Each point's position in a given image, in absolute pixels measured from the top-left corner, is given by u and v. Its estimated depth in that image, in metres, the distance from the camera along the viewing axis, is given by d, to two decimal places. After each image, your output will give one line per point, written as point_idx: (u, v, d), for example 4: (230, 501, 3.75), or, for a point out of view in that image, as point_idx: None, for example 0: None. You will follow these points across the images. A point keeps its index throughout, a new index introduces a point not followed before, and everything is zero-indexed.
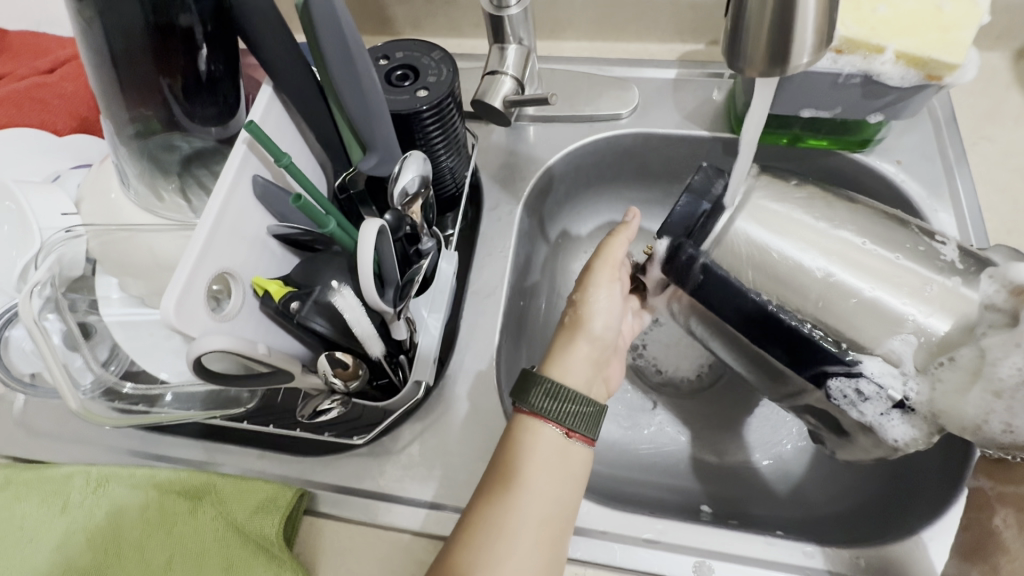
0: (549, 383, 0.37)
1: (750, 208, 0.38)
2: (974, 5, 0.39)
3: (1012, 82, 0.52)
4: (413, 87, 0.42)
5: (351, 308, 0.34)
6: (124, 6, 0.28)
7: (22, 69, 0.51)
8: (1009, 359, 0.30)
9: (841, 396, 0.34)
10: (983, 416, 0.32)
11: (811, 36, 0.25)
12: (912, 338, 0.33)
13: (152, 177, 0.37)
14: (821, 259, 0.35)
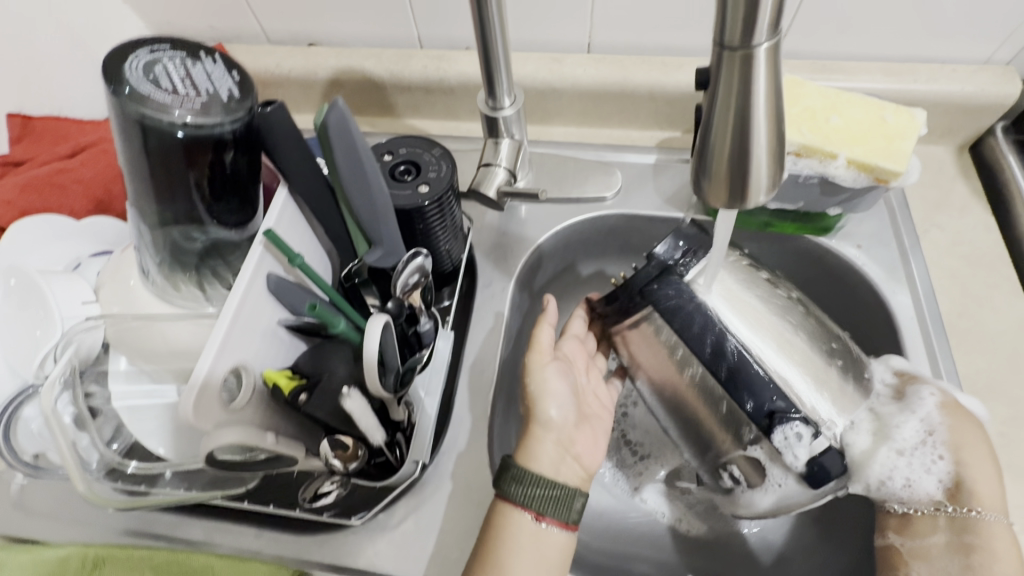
0: (514, 468, 0.39)
1: (720, 281, 0.46)
2: (913, 118, 0.44)
3: (956, 173, 0.57)
4: (414, 182, 0.45)
5: (358, 408, 0.36)
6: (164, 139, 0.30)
7: (42, 155, 0.54)
8: (910, 425, 0.41)
9: (784, 442, 0.39)
10: (889, 474, 0.40)
11: (765, 178, 0.28)
12: (829, 402, 0.41)
13: (171, 269, 0.39)
14: (774, 332, 0.43)
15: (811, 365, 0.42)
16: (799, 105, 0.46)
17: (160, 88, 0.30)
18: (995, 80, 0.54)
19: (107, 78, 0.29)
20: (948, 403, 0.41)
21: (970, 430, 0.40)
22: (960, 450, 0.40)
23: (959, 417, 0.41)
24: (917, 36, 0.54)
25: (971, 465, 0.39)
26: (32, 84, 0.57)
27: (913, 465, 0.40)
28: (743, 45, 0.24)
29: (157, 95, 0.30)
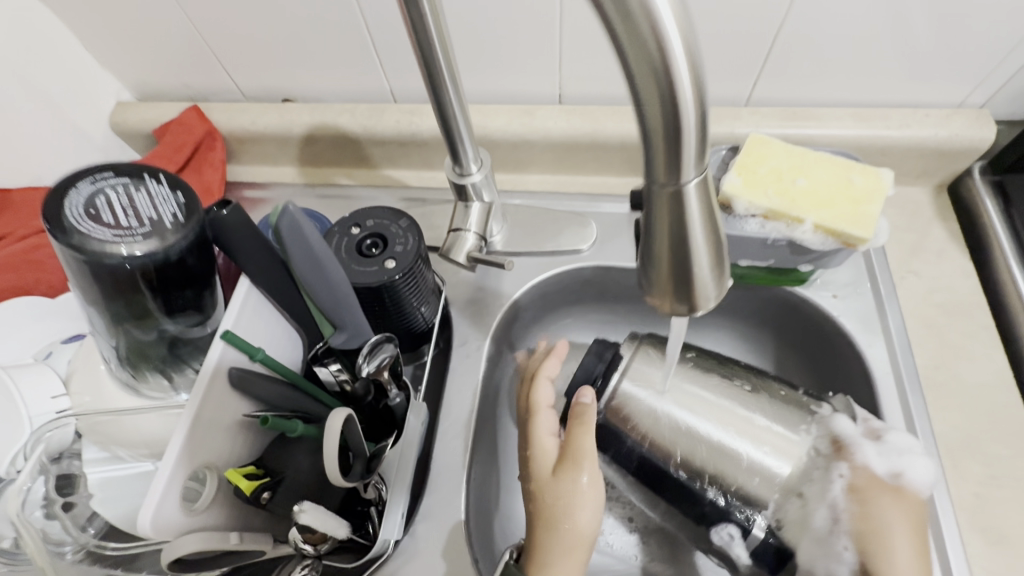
0: None
1: (634, 372, 0.46)
2: (880, 180, 0.44)
3: (935, 216, 0.57)
4: (381, 258, 0.46)
5: (316, 518, 0.35)
6: (111, 268, 0.29)
7: (19, 228, 0.55)
8: (819, 511, 0.40)
9: (721, 542, 0.43)
10: (814, 563, 0.40)
11: (712, 287, 0.28)
12: (756, 480, 0.41)
13: (133, 361, 0.39)
14: (694, 419, 0.44)
15: (733, 445, 0.42)
16: (766, 166, 0.46)
17: (102, 225, 0.29)
18: (969, 123, 0.53)
19: (46, 224, 0.28)
20: (855, 488, 0.40)
21: (878, 515, 0.39)
22: (868, 540, 0.39)
23: (869, 496, 0.40)
24: (888, 82, 0.54)
25: (880, 553, 0.38)
26: (10, 155, 0.58)
27: (821, 553, 0.40)
28: (672, 184, 0.24)
29: (99, 233, 0.29)
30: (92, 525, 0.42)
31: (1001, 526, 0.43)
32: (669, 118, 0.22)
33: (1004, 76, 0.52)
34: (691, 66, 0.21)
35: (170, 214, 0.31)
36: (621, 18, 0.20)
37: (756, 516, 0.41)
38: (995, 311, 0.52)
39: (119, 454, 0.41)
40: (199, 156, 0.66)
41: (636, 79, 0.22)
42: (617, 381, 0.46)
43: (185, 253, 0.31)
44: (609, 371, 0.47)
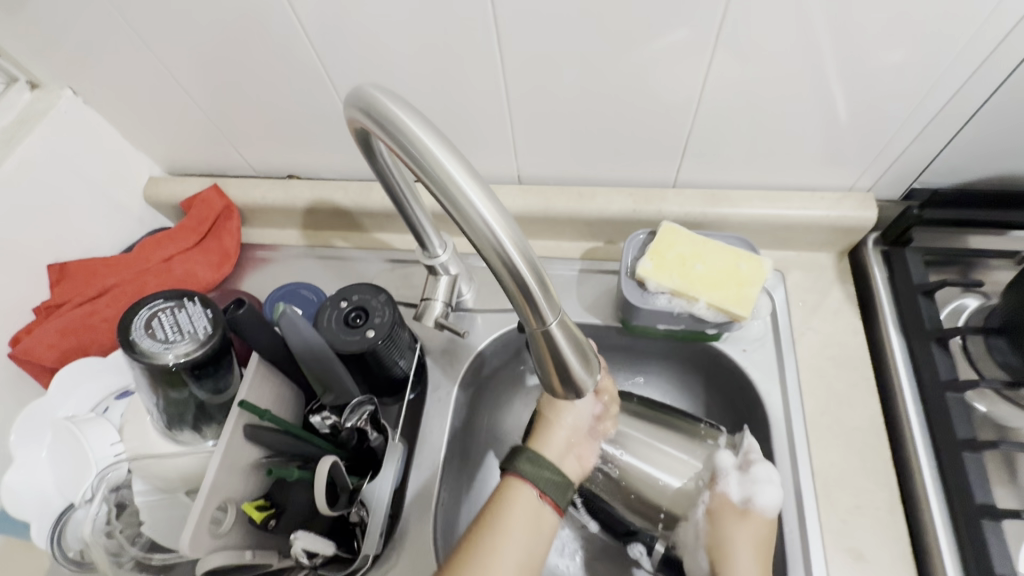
0: (529, 452, 0.54)
1: None
2: (761, 266, 0.55)
3: (834, 279, 0.67)
4: (362, 328, 0.57)
5: (310, 544, 0.48)
6: (165, 371, 0.41)
7: (74, 296, 0.68)
8: (693, 525, 0.55)
9: (636, 555, 0.59)
10: (694, 566, 0.54)
11: (586, 374, 0.39)
12: (658, 498, 0.56)
13: (171, 419, 0.50)
14: (619, 451, 0.58)
15: (642, 472, 0.57)
16: (674, 252, 0.57)
17: (157, 339, 0.41)
18: (855, 206, 0.64)
19: (123, 347, 0.40)
20: (713, 510, 0.54)
21: (731, 529, 0.52)
22: (717, 551, 0.52)
23: (730, 518, 0.53)
24: (788, 170, 0.64)
25: (726, 561, 0.51)
26: (68, 234, 0.71)
27: (691, 560, 0.54)
28: (541, 327, 0.35)
29: (156, 347, 0.41)
30: (138, 539, 0.53)
31: (860, 546, 0.53)
32: (521, 290, 0.33)
33: (882, 167, 0.62)
34: (527, 259, 0.33)
35: (203, 326, 0.43)
36: (476, 234, 0.32)
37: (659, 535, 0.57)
38: (876, 363, 0.62)
39: (162, 485, 0.53)
40: (219, 226, 0.78)
41: (495, 266, 0.33)
42: None
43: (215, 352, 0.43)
44: None
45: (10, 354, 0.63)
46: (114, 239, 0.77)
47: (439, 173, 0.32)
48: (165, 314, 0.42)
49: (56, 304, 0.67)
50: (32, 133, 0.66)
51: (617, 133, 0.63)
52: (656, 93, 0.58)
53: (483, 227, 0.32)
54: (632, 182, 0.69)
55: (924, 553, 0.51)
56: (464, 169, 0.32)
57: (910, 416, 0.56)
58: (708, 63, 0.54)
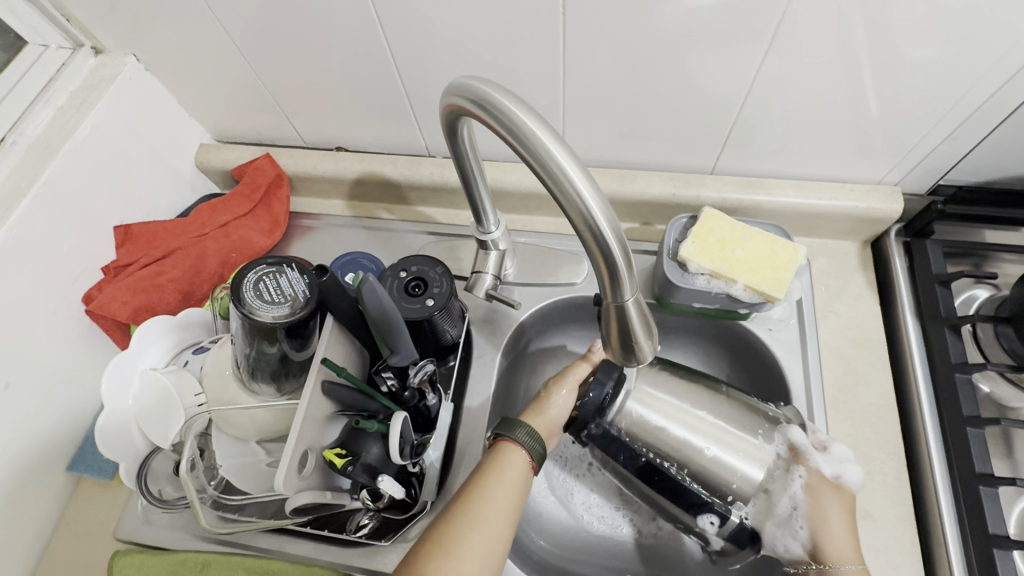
0: (529, 427, 0.53)
1: (639, 392, 0.57)
2: (796, 252, 0.59)
3: (856, 266, 0.72)
4: (422, 297, 0.61)
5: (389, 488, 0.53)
6: (269, 328, 0.47)
7: (141, 256, 0.72)
8: (783, 499, 0.54)
9: (703, 526, 0.55)
10: (776, 539, 0.54)
11: (648, 346, 0.43)
12: (738, 478, 0.53)
13: (254, 370, 0.55)
14: (690, 432, 0.55)
15: (720, 448, 0.54)
16: (714, 236, 0.61)
17: (264, 300, 0.47)
18: (883, 199, 0.68)
19: (236, 303, 0.46)
20: (811, 486, 0.54)
21: (826, 503, 0.54)
22: (815, 520, 0.53)
23: (820, 495, 0.54)
24: (822, 162, 0.68)
25: (823, 529, 0.53)
26: (130, 198, 0.74)
27: (779, 533, 0.53)
28: (616, 301, 0.39)
29: (263, 306, 0.46)
30: (212, 482, 0.60)
31: (870, 507, 0.59)
32: (607, 265, 0.36)
33: (911, 163, 0.66)
34: (619, 238, 0.35)
35: (301, 290, 0.48)
36: (570, 210, 0.34)
37: (735, 505, 0.53)
38: (891, 346, 0.67)
39: (243, 433, 0.59)
40: (270, 194, 0.81)
41: (585, 241, 0.36)
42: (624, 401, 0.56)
43: (311, 314, 0.48)
44: (614, 395, 0.56)
45: (87, 310, 0.68)
46: (170, 203, 0.81)
47: (539, 151, 0.34)
48: (269, 279, 0.48)
49: (124, 264, 0.71)
50: (101, 99, 0.68)
51: (664, 119, 0.66)
52: (706, 85, 0.61)
53: (577, 203, 0.34)
54: (672, 166, 0.73)
55: (924, 514, 0.57)
56: (563, 147, 0.34)
57: (920, 394, 0.61)
58: (760, 59, 0.57)
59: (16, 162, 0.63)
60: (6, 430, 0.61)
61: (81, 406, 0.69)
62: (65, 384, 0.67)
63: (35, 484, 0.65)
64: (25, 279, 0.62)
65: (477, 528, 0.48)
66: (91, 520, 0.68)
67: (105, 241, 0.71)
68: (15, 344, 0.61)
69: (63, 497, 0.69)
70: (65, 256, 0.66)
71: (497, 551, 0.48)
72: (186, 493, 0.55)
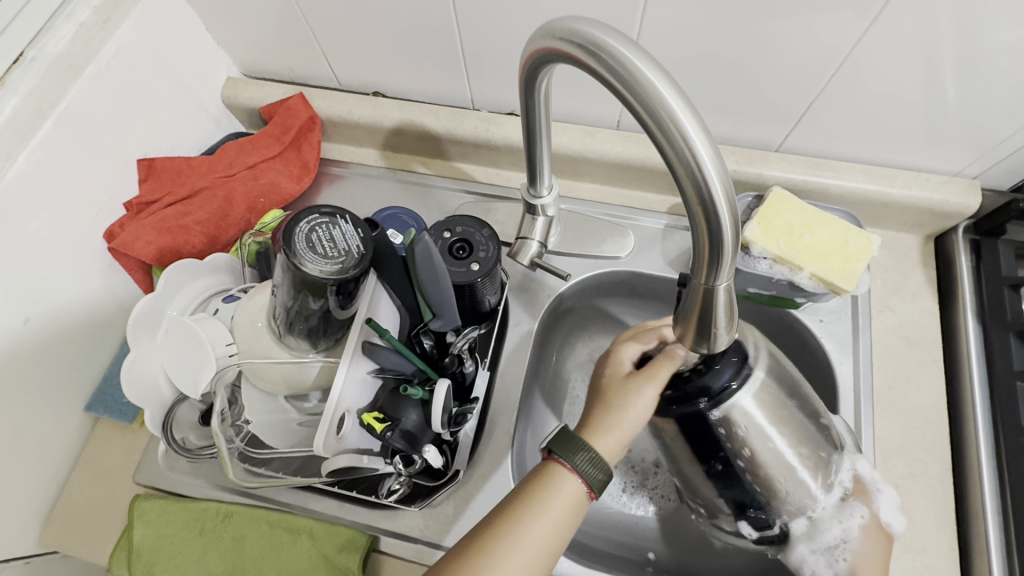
0: (592, 453, 0.47)
1: (756, 390, 0.50)
2: (870, 244, 0.57)
3: (917, 261, 0.69)
4: (467, 261, 0.58)
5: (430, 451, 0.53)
6: (319, 283, 0.44)
7: (165, 194, 0.68)
8: (831, 530, 0.51)
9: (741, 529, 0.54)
10: (803, 564, 0.52)
11: (725, 336, 0.40)
12: (801, 499, 0.51)
13: (291, 324, 0.53)
14: (780, 440, 0.51)
15: (801, 466, 0.51)
16: (782, 219, 0.59)
17: (316, 252, 0.44)
18: (959, 192, 0.64)
19: (287, 252, 0.43)
20: (867, 527, 0.52)
21: (871, 543, 0.52)
22: (861, 557, 0.51)
23: (871, 538, 0.52)
24: (899, 148, 0.64)
25: (863, 563, 0.51)
26: (155, 131, 0.69)
27: (814, 558, 0.51)
28: (708, 284, 0.35)
29: (315, 258, 0.43)
30: (240, 434, 0.57)
31: (910, 508, 0.57)
32: (711, 242, 0.33)
33: (996, 157, 0.61)
34: (730, 211, 0.32)
35: (355, 244, 0.45)
36: (682, 174, 0.31)
37: (780, 517, 0.52)
38: (946, 348, 0.64)
39: (274, 389, 0.56)
40: (300, 138, 0.76)
41: (691, 212, 0.32)
42: (741, 395, 0.50)
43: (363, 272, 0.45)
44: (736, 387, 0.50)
45: (110, 247, 0.64)
46: (194, 139, 0.76)
47: (657, 107, 0.30)
48: (321, 230, 0.45)
49: (148, 202, 0.67)
50: (128, 18, 0.63)
51: (739, 90, 0.62)
52: (791, 55, 0.56)
53: (693, 169, 0.31)
54: (736, 140, 0.68)
55: (967, 520, 0.56)
56: (684, 105, 0.30)
57: (974, 400, 0.59)
58: (862, 32, 0.52)
59: (34, 82, 0.57)
60: (27, 368, 0.59)
61: (100, 347, 0.67)
62: (84, 323, 0.64)
63: (55, 423, 0.63)
64: (46, 210, 0.58)
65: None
66: (108, 462, 0.67)
67: (128, 175, 0.67)
68: (36, 280, 0.58)
69: (81, 436, 0.67)
70: (87, 188, 0.62)
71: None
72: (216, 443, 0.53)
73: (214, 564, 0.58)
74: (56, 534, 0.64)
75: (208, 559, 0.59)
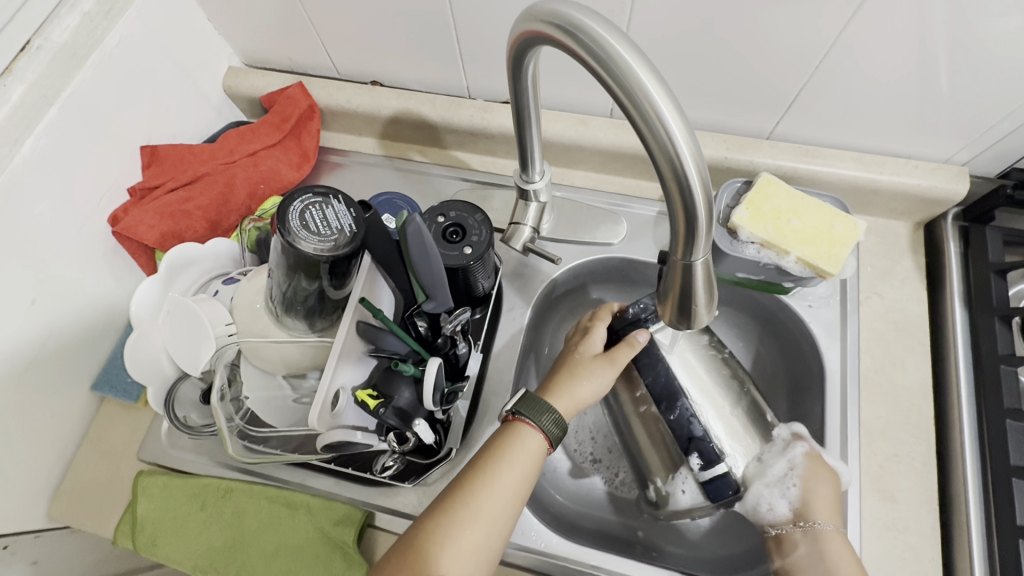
0: (556, 414, 0.52)
1: (677, 336, 0.63)
2: (855, 228, 0.58)
3: (906, 248, 0.69)
4: (460, 245, 0.59)
5: (423, 429, 0.54)
6: (312, 260, 0.45)
7: (167, 180, 0.70)
8: (776, 464, 0.57)
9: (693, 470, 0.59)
10: (757, 499, 0.57)
11: (705, 313, 0.41)
12: (736, 433, 0.59)
13: (287, 305, 0.54)
14: (705, 379, 0.62)
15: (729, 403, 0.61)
16: (770, 204, 0.60)
17: (309, 231, 0.45)
18: (948, 179, 0.64)
19: (281, 231, 0.44)
20: (812, 456, 0.57)
21: (822, 477, 0.56)
22: (811, 485, 0.55)
23: (817, 466, 0.56)
24: (889, 135, 0.64)
25: (811, 501, 0.55)
26: (157, 119, 0.71)
27: (765, 492, 0.57)
28: (685, 260, 0.36)
29: (309, 237, 0.45)
30: (240, 412, 0.59)
31: (893, 488, 0.58)
32: (686, 218, 0.34)
33: (985, 144, 0.62)
34: (704, 188, 0.33)
35: (347, 224, 0.46)
36: (658, 153, 0.32)
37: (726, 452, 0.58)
38: (933, 332, 0.65)
39: (272, 367, 0.58)
40: (299, 126, 0.78)
41: (668, 190, 0.34)
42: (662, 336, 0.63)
43: (354, 251, 0.46)
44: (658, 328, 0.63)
45: (113, 231, 0.66)
46: (196, 128, 0.77)
47: (633, 87, 0.31)
48: (314, 210, 0.46)
49: (150, 187, 0.69)
50: (130, 7, 0.64)
51: (729, 78, 0.63)
52: (778, 42, 0.57)
53: (668, 147, 0.32)
54: (727, 128, 0.69)
55: (950, 501, 0.57)
56: (659, 85, 0.31)
57: (960, 383, 0.60)
58: (848, 18, 0.53)
59: (41, 69, 0.58)
60: (34, 348, 0.60)
61: (105, 328, 0.69)
62: (90, 305, 0.66)
63: (61, 401, 0.65)
64: (52, 194, 0.59)
65: (474, 524, 0.47)
66: (113, 440, 0.69)
67: (131, 161, 0.69)
68: (43, 262, 0.60)
69: (87, 414, 0.69)
70: (91, 174, 0.64)
71: (511, 515, 0.49)
72: (215, 419, 0.55)
73: (215, 537, 0.60)
74: (63, 509, 0.66)
75: (209, 532, 0.61)
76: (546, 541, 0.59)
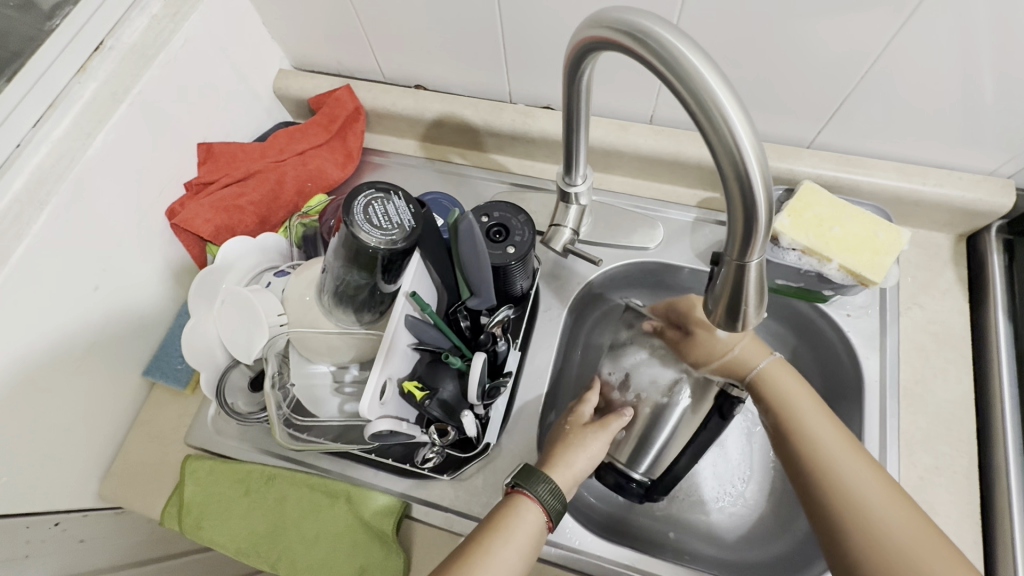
0: (552, 483, 0.52)
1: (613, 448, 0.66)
2: (899, 237, 0.58)
3: (948, 260, 0.69)
4: (504, 244, 0.60)
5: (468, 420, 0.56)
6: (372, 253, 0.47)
7: (222, 175, 0.73)
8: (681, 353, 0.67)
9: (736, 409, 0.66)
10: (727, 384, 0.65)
11: (755, 313, 0.41)
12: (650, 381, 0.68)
13: (338, 300, 0.57)
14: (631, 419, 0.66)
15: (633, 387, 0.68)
16: (811, 212, 0.60)
17: (371, 225, 0.47)
18: (992, 192, 0.64)
19: (346, 223, 0.46)
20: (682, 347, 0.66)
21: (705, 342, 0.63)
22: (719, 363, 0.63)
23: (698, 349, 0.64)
24: (932, 146, 0.64)
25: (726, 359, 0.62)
26: (213, 118, 0.74)
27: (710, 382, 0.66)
28: (739, 260, 0.37)
29: (371, 230, 0.47)
30: (286, 399, 0.61)
31: (933, 501, 0.58)
32: (744, 219, 0.35)
33: None
34: (765, 190, 0.34)
35: (407, 219, 0.48)
36: (721, 154, 0.33)
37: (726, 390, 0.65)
38: (976, 345, 0.64)
39: (318, 360, 0.60)
40: (346, 126, 0.80)
41: (729, 193, 0.35)
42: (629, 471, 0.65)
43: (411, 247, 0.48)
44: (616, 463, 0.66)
45: (171, 224, 0.69)
46: (248, 127, 0.81)
47: (701, 90, 0.33)
48: (376, 205, 0.48)
49: (205, 182, 0.72)
50: (194, 10, 0.67)
51: (772, 89, 0.64)
52: (821, 53, 0.58)
53: (732, 150, 0.33)
54: (769, 136, 0.70)
55: (991, 515, 0.57)
56: (727, 89, 0.33)
57: (1004, 397, 0.59)
58: (893, 32, 0.54)
59: (112, 68, 0.62)
60: (96, 331, 0.64)
61: (159, 315, 0.72)
62: (147, 293, 0.69)
63: (117, 385, 0.68)
64: (119, 187, 0.63)
65: None
66: (163, 424, 0.71)
67: (189, 157, 0.72)
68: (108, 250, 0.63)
69: (138, 398, 0.72)
70: (152, 168, 0.67)
71: None
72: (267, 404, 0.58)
73: (259, 521, 0.63)
74: (114, 487, 0.69)
75: (252, 516, 0.63)
76: (583, 539, 0.59)
